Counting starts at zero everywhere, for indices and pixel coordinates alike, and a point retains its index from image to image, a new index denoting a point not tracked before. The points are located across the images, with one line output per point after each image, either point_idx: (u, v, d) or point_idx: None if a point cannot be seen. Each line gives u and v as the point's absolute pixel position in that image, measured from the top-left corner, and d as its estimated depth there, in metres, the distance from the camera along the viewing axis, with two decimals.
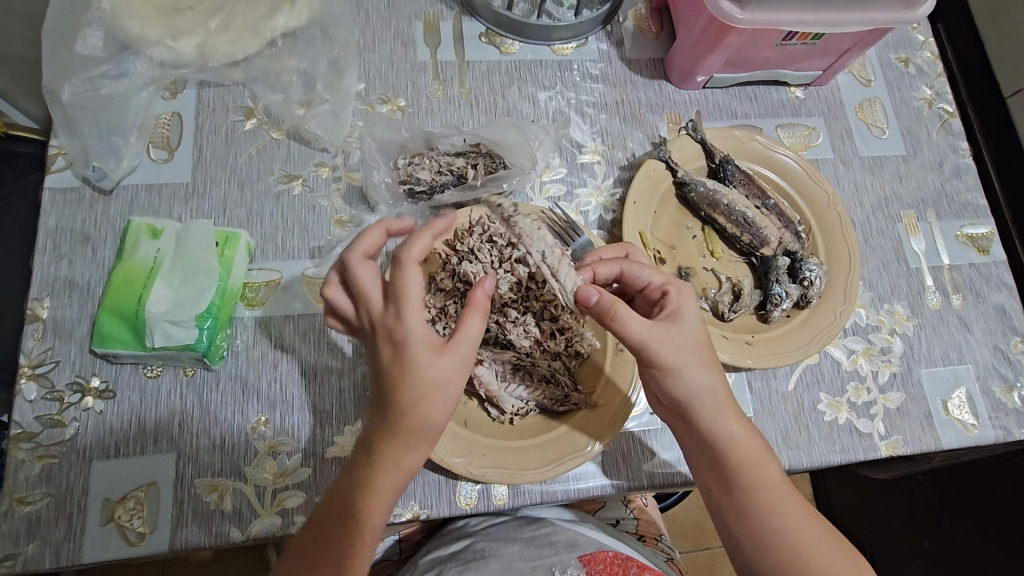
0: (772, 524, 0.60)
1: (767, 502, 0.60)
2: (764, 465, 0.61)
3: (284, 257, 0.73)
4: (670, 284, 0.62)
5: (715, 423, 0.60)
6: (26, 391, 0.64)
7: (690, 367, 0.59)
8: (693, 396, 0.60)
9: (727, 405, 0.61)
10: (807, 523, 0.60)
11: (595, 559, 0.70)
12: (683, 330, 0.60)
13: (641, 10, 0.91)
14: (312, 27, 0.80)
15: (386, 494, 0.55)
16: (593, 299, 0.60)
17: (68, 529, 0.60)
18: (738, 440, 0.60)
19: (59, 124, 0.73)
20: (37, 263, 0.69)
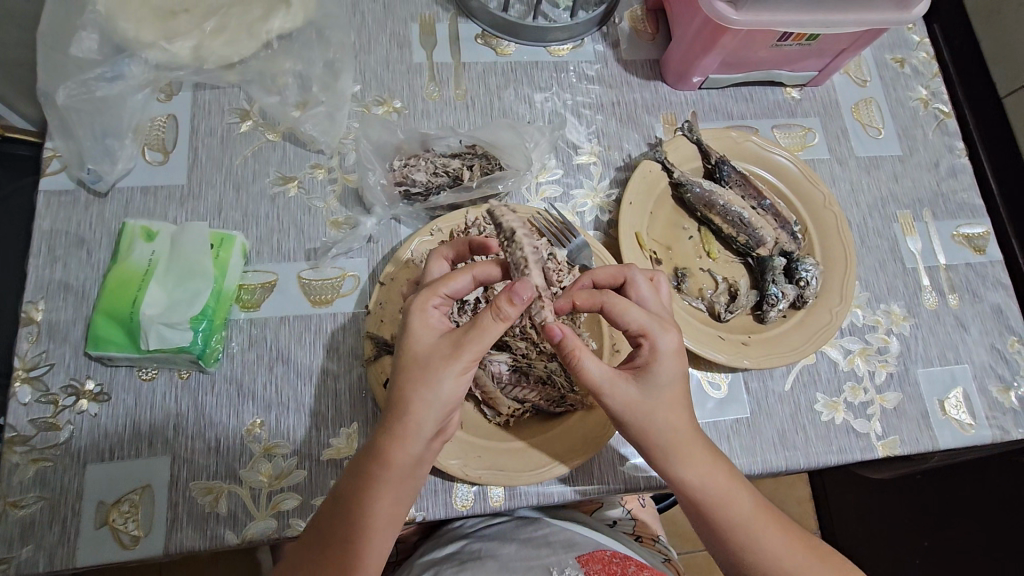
0: (753, 556, 0.59)
1: (744, 537, 0.59)
2: (737, 500, 0.59)
3: (279, 259, 0.73)
4: (648, 331, 0.59)
5: (682, 468, 0.59)
6: (21, 394, 0.64)
7: (650, 415, 0.58)
8: (656, 443, 0.59)
9: (691, 448, 0.59)
10: (792, 553, 0.59)
11: (592, 557, 0.69)
12: (648, 378, 0.58)
13: (637, 11, 0.92)
14: (308, 29, 0.80)
15: (394, 497, 0.55)
16: (558, 339, 0.57)
17: (62, 533, 0.60)
18: (707, 482, 0.59)
19: (54, 126, 0.72)
20: (32, 266, 0.69)
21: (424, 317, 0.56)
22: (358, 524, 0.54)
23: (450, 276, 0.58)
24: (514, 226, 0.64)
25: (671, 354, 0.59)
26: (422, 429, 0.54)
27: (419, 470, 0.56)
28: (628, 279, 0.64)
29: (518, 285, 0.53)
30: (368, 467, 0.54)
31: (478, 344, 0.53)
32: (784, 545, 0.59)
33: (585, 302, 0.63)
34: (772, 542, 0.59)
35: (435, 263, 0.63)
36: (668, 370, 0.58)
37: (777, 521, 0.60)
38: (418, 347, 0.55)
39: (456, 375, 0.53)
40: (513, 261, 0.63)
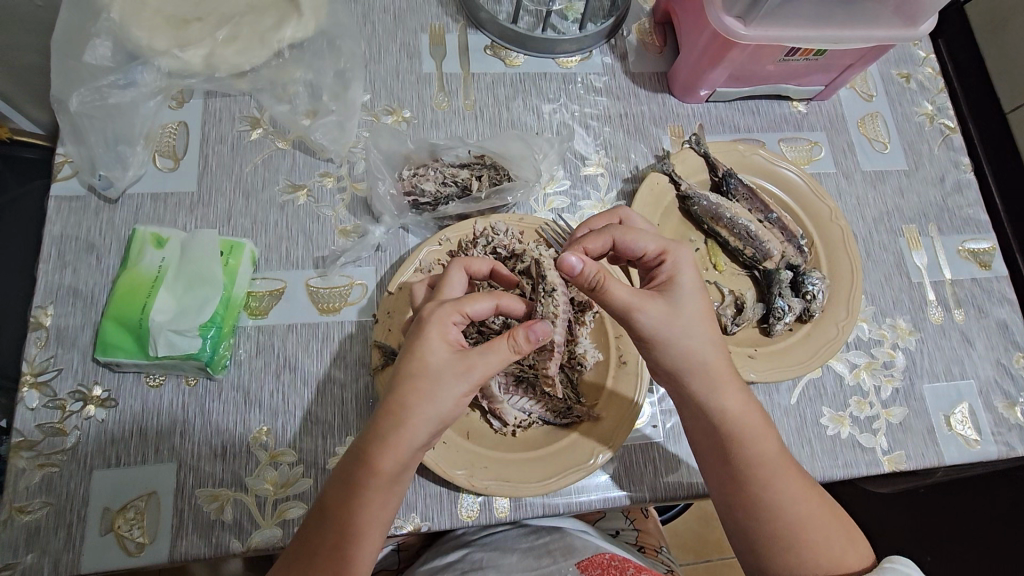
0: (766, 501, 0.60)
1: (762, 477, 0.60)
2: (763, 438, 0.62)
3: (288, 267, 0.73)
4: (666, 247, 0.62)
5: (717, 396, 0.62)
6: (28, 399, 0.64)
7: (681, 331, 0.60)
8: (695, 366, 0.61)
9: (727, 376, 0.62)
10: (806, 501, 0.60)
11: (592, 563, 0.69)
12: (675, 295, 0.60)
13: (645, 24, 0.92)
14: (319, 39, 0.80)
15: (379, 506, 0.55)
16: (578, 270, 0.58)
17: (68, 538, 0.60)
18: (736, 414, 0.62)
19: (66, 132, 0.73)
20: (41, 271, 0.69)
21: (443, 330, 0.56)
22: (344, 529, 0.54)
23: (475, 296, 0.58)
24: (556, 282, 0.67)
25: (690, 268, 0.62)
26: (414, 441, 0.54)
27: (405, 476, 0.56)
28: (625, 219, 0.69)
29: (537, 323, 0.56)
30: (356, 475, 0.54)
31: (487, 366, 0.55)
32: (799, 492, 0.60)
33: (596, 247, 0.64)
34: (789, 488, 0.60)
35: (456, 275, 0.62)
36: (692, 284, 0.61)
37: (796, 471, 0.62)
38: (430, 360, 0.54)
39: (458, 396, 0.55)
40: (542, 312, 0.66)
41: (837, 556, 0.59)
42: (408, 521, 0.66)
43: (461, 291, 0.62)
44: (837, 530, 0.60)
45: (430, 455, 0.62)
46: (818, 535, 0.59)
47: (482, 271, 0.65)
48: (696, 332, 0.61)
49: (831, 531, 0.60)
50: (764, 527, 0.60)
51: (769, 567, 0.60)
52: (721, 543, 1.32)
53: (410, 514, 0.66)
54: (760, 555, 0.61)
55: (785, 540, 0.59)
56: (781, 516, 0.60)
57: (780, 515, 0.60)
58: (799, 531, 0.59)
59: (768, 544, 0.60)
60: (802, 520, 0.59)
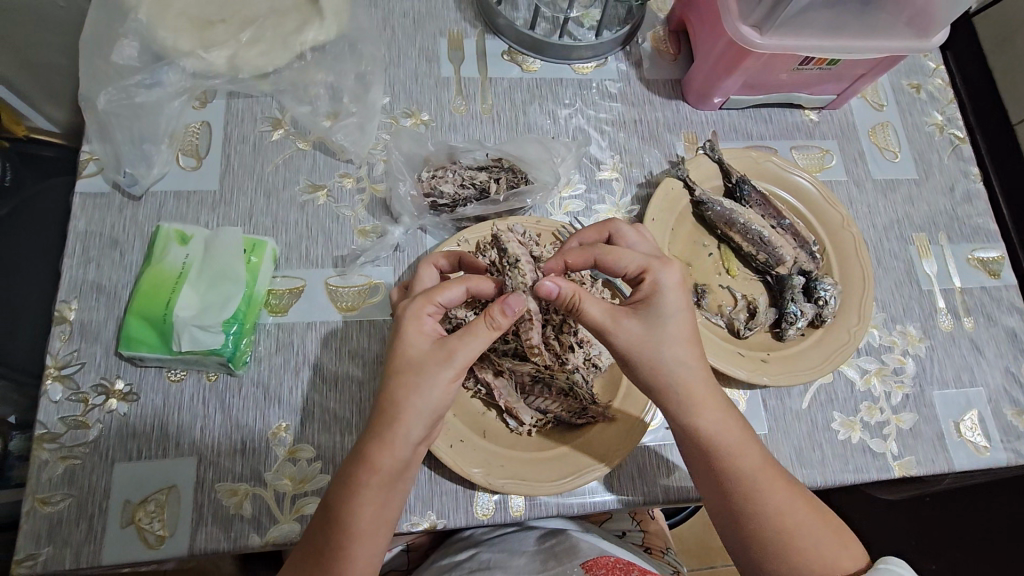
0: (754, 511, 0.60)
1: (749, 488, 0.61)
2: (744, 451, 0.61)
3: (308, 265, 0.74)
4: (649, 266, 0.62)
5: (695, 414, 0.61)
6: (52, 392, 0.65)
7: (658, 352, 0.60)
8: (673, 385, 0.60)
9: (705, 392, 0.62)
10: (791, 508, 0.60)
11: (597, 564, 0.69)
12: (653, 315, 0.60)
13: (660, 32, 0.94)
14: (341, 42, 0.81)
15: (378, 506, 0.55)
16: (555, 293, 0.61)
17: (89, 531, 0.61)
18: (718, 429, 0.61)
19: (92, 130, 0.74)
20: (66, 266, 0.70)
21: (419, 323, 0.58)
22: (344, 530, 0.55)
23: (444, 285, 0.60)
24: (518, 253, 0.70)
25: (673, 286, 0.61)
26: (409, 436, 0.55)
27: (406, 473, 0.57)
28: (613, 231, 0.68)
29: (511, 297, 0.58)
30: (356, 475, 0.55)
31: (469, 351, 0.56)
32: (786, 498, 0.61)
33: (578, 262, 0.66)
34: (773, 497, 0.60)
35: (425, 271, 0.65)
36: (673, 304, 0.61)
37: (781, 479, 0.62)
38: (412, 354, 0.56)
39: (445, 383, 0.55)
40: (512, 284, 0.69)
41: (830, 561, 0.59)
42: (424, 518, 0.67)
43: (435, 284, 0.65)
44: (827, 533, 0.60)
45: (447, 454, 0.63)
46: (807, 540, 0.59)
47: (449, 266, 0.69)
48: (675, 352, 0.60)
49: (822, 534, 0.60)
50: (756, 537, 0.60)
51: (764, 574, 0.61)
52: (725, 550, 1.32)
53: (427, 511, 0.67)
54: (754, 564, 0.61)
55: (773, 550, 0.60)
56: (772, 525, 0.60)
57: (771, 524, 0.60)
58: (787, 539, 0.59)
59: (761, 553, 0.60)
60: (789, 528, 0.60)
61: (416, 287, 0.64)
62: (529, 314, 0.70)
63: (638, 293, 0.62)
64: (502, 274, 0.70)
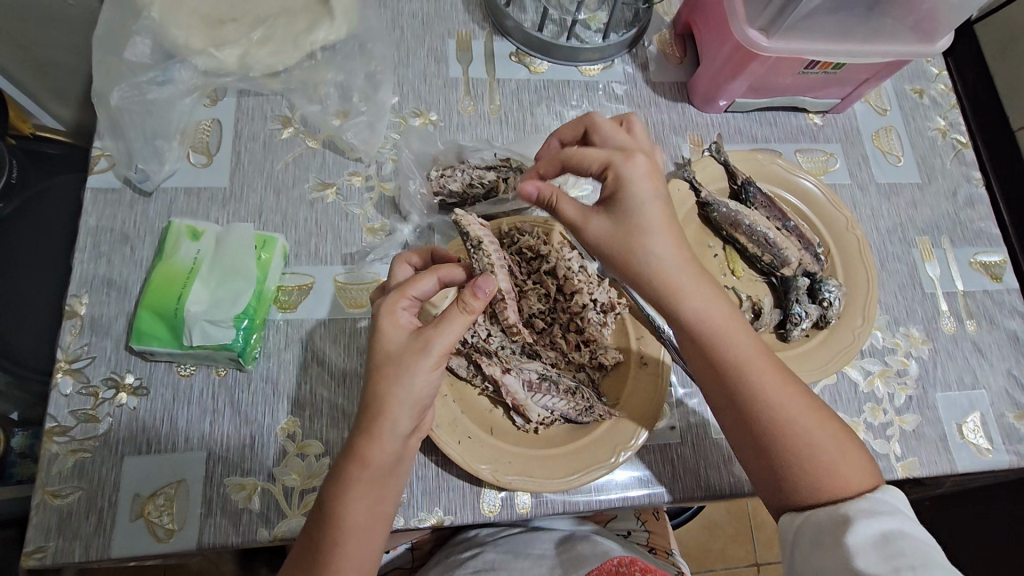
0: (756, 409, 0.61)
1: (752, 389, 0.61)
2: (738, 341, 0.62)
3: (317, 263, 0.74)
4: (610, 163, 0.60)
5: (686, 304, 0.61)
6: (62, 385, 0.66)
7: (633, 243, 0.60)
8: (657, 275, 0.60)
9: (694, 282, 0.62)
10: (788, 397, 0.61)
11: (602, 571, 0.67)
12: (623, 207, 0.59)
13: (665, 35, 0.95)
14: (351, 42, 0.82)
15: (369, 502, 0.56)
16: (535, 195, 0.62)
17: (99, 524, 0.61)
18: (710, 317, 0.62)
19: (104, 126, 0.75)
20: (77, 261, 0.71)
21: (394, 318, 0.58)
22: (336, 527, 0.55)
23: (415, 279, 0.60)
24: (481, 234, 0.69)
25: (637, 178, 0.59)
26: (396, 429, 0.55)
27: (398, 468, 0.58)
28: (590, 125, 0.66)
29: (481, 281, 0.58)
30: (347, 469, 0.55)
31: (445, 338, 0.56)
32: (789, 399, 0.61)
33: (550, 170, 0.67)
34: (769, 385, 0.61)
35: (399, 268, 0.65)
36: (642, 196, 0.59)
37: (776, 368, 0.62)
38: (390, 348, 0.57)
39: (427, 371, 0.56)
40: (479, 266, 0.68)
41: (835, 467, 0.59)
42: (431, 514, 0.67)
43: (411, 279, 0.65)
44: (826, 430, 0.61)
45: (455, 452, 0.63)
46: (804, 431, 0.60)
47: (422, 262, 0.69)
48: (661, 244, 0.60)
49: (822, 434, 0.60)
50: (763, 438, 0.61)
51: (776, 476, 0.61)
52: (725, 553, 1.33)
53: (434, 508, 0.67)
54: (757, 456, 0.62)
55: (775, 437, 0.60)
56: (775, 421, 0.60)
57: (773, 422, 0.60)
58: (786, 429, 0.60)
59: (765, 444, 0.61)
60: (787, 418, 0.60)
61: (391, 283, 0.64)
62: (501, 293, 0.70)
63: (605, 190, 0.61)
64: (469, 258, 0.69)
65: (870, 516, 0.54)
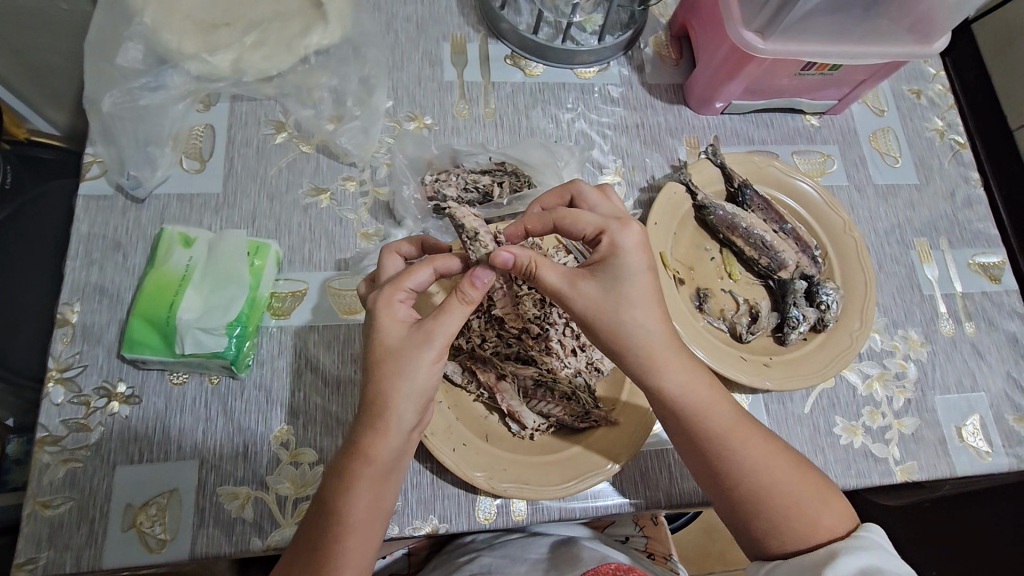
0: (736, 475, 0.60)
1: (731, 453, 0.60)
2: (716, 409, 0.61)
3: (311, 268, 0.74)
4: (605, 229, 0.60)
5: (662, 375, 0.60)
6: (53, 394, 0.65)
7: (616, 317, 0.59)
8: (634, 348, 0.60)
9: (670, 352, 0.61)
10: (770, 462, 0.60)
11: (598, 572, 0.67)
12: (612, 275, 0.58)
13: (662, 37, 0.94)
14: (344, 46, 0.82)
15: (371, 498, 0.55)
16: (512, 262, 0.59)
17: (90, 534, 0.60)
18: (687, 387, 0.61)
19: (96, 132, 0.74)
20: (68, 268, 0.70)
21: (391, 311, 0.58)
22: (338, 523, 0.55)
23: (411, 270, 0.60)
24: (476, 225, 0.64)
25: (629, 247, 0.59)
26: (401, 422, 0.55)
27: (400, 463, 0.57)
28: (575, 193, 0.67)
29: (477, 271, 0.57)
30: (349, 464, 0.55)
31: (445, 329, 0.56)
32: (769, 458, 0.60)
33: (538, 227, 0.66)
34: (749, 454, 0.60)
35: (389, 260, 0.64)
36: (632, 265, 0.59)
37: (756, 435, 0.62)
38: (390, 342, 0.56)
39: (428, 364, 0.55)
40: (478, 257, 0.63)
41: (818, 525, 0.59)
42: (426, 522, 0.67)
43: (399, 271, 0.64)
44: (810, 492, 0.60)
45: (451, 459, 0.63)
46: (787, 494, 0.60)
47: (413, 251, 0.69)
48: (641, 312, 0.59)
49: (805, 490, 0.60)
50: (745, 502, 0.60)
51: (758, 535, 0.61)
52: (725, 556, 1.32)
53: (429, 515, 0.67)
54: (741, 522, 0.62)
55: (760, 505, 0.60)
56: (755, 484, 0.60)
57: (754, 486, 0.60)
58: (768, 494, 0.60)
59: (748, 511, 0.61)
60: (769, 486, 0.60)
61: (381, 277, 0.63)
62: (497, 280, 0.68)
63: (596, 256, 0.60)
64: (466, 250, 0.65)
65: (850, 553, 0.56)
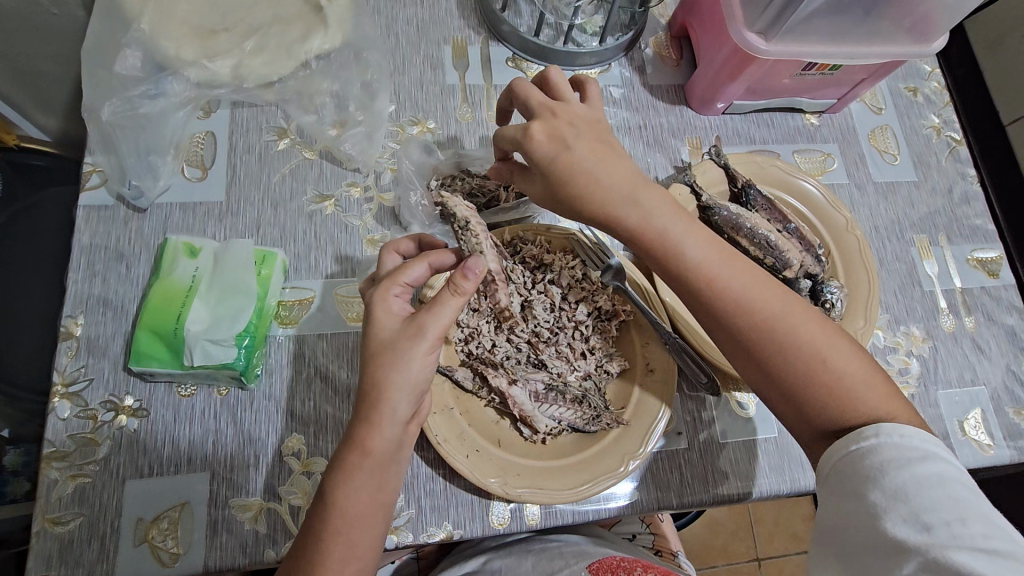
0: (732, 313, 0.59)
1: (749, 313, 0.58)
2: (693, 246, 0.60)
3: (317, 276, 0.73)
4: (519, 144, 0.61)
5: (635, 217, 0.59)
6: (59, 409, 0.64)
7: (572, 172, 0.59)
8: (601, 197, 0.59)
9: (636, 191, 0.60)
10: (758, 296, 0.59)
11: (603, 565, 0.71)
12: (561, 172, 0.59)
13: (662, 38, 0.94)
14: (346, 50, 0.81)
15: (371, 488, 0.56)
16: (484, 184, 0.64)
17: (101, 551, 0.60)
18: (660, 228, 0.59)
19: (95, 142, 0.73)
20: (71, 280, 0.69)
21: (386, 305, 0.58)
22: (342, 514, 0.55)
23: (406, 265, 0.60)
24: (467, 215, 0.67)
25: (563, 141, 0.60)
26: (395, 414, 0.55)
27: (399, 455, 0.58)
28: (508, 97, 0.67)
29: (470, 262, 0.57)
30: (346, 458, 0.55)
31: (438, 321, 0.56)
32: (790, 312, 0.58)
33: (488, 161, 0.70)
34: (737, 287, 0.59)
35: (388, 256, 0.65)
36: (552, 147, 0.60)
37: (740, 268, 0.60)
38: (384, 335, 0.56)
39: (423, 357, 0.55)
40: (468, 248, 0.66)
41: (851, 380, 0.56)
42: (440, 529, 0.66)
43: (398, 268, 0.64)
44: (810, 324, 0.58)
45: (463, 466, 0.63)
46: (787, 327, 0.58)
47: (412, 248, 0.68)
48: (612, 184, 0.59)
49: (807, 324, 0.58)
50: (770, 361, 0.58)
51: (782, 387, 0.58)
52: (727, 550, 1.33)
53: (442, 522, 0.67)
54: (755, 368, 0.59)
55: (764, 343, 0.58)
56: (767, 332, 0.58)
57: (778, 343, 0.58)
58: (768, 330, 0.58)
59: (756, 353, 0.58)
60: (766, 321, 0.58)
61: (378, 272, 0.63)
62: (493, 276, 0.68)
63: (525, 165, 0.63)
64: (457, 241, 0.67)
65: (901, 467, 0.50)
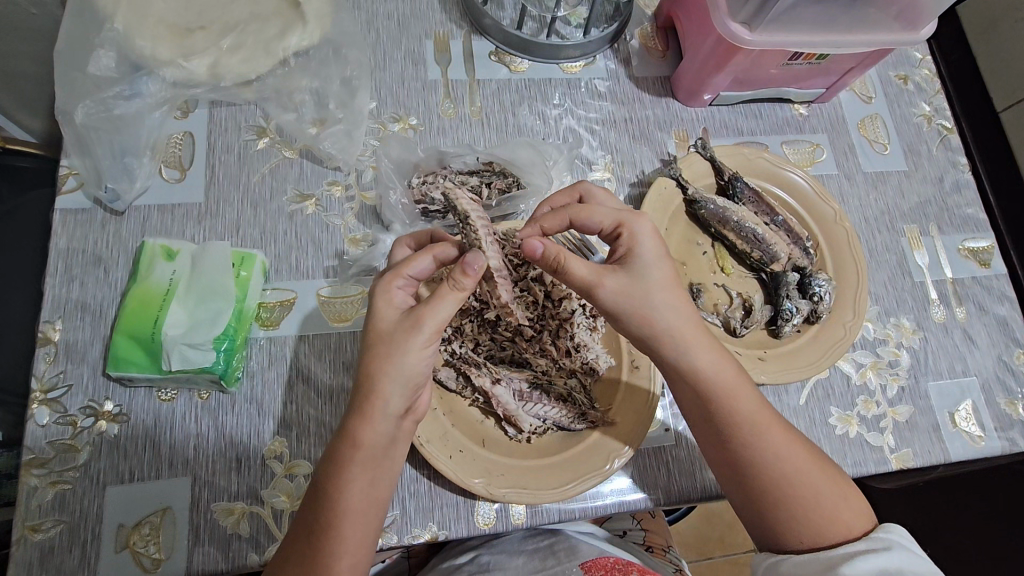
0: (758, 462, 0.61)
1: (778, 467, 0.60)
2: (742, 392, 0.62)
3: (298, 277, 0.73)
4: (622, 224, 0.63)
5: (691, 356, 0.61)
6: (38, 416, 0.63)
7: (646, 300, 0.60)
8: (663, 331, 0.61)
9: (696, 335, 0.62)
10: (791, 453, 0.61)
11: (597, 565, 0.70)
12: (635, 267, 0.60)
13: (648, 29, 0.93)
14: (324, 46, 0.79)
15: (364, 483, 0.56)
16: (540, 252, 0.60)
17: (83, 557, 0.59)
18: (715, 370, 0.62)
19: (70, 145, 0.72)
20: (48, 285, 0.69)
21: (388, 296, 0.58)
22: (334, 507, 0.55)
23: (412, 256, 0.60)
24: (469, 209, 0.64)
25: (649, 238, 0.62)
26: (389, 407, 0.55)
27: (392, 451, 0.57)
28: (584, 193, 0.70)
29: (470, 257, 0.55)
30: (339, 450, 0.56)
31: (437, 316, 0.55)
32: (809, 470, 0.61)
33: (554, 225, 0.67)
34: (772, 440, 0.61)
35: (399, 249, 0.66)
36: (651, 253, 0.61)
37: (775, 420, 0.63)
38: (384, 325, 0.57)
39: (418, 350, 0.55)
40: (470, 242, 0.64)
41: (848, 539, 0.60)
42: (424, 530, 0.66)
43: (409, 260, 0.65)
44: (827, 485, 0.61)
45: (446, 467, 0.62)
46: (806, 487, 0.60)
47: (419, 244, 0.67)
48: (670, 326, 0.61)
49: (825, 487, 0.61)
50: (777, 513, 0.61)
51: (777, 532, 0.61)
52: (723, 542, 1.33)
53: (427, 523, 0.66)
54: (761, 513, 0.62)
55: (777, 496, 0.61)
56: (784, 488, 0.60)
57: (779, 481, 0.60)
58: (787, 487, 0.60)
59: (767, 501, 0.61)
60: (788, 478, 0.60)
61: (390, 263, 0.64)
62: (493, 272, 0.66)
63: (619, 247, 0.63)
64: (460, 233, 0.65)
65: (868, 554, 0.56)
